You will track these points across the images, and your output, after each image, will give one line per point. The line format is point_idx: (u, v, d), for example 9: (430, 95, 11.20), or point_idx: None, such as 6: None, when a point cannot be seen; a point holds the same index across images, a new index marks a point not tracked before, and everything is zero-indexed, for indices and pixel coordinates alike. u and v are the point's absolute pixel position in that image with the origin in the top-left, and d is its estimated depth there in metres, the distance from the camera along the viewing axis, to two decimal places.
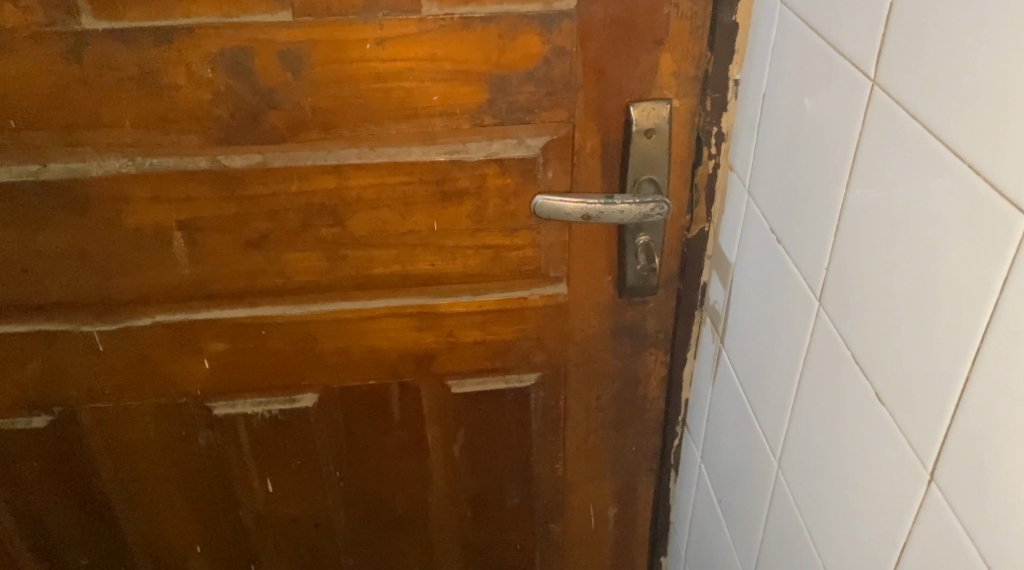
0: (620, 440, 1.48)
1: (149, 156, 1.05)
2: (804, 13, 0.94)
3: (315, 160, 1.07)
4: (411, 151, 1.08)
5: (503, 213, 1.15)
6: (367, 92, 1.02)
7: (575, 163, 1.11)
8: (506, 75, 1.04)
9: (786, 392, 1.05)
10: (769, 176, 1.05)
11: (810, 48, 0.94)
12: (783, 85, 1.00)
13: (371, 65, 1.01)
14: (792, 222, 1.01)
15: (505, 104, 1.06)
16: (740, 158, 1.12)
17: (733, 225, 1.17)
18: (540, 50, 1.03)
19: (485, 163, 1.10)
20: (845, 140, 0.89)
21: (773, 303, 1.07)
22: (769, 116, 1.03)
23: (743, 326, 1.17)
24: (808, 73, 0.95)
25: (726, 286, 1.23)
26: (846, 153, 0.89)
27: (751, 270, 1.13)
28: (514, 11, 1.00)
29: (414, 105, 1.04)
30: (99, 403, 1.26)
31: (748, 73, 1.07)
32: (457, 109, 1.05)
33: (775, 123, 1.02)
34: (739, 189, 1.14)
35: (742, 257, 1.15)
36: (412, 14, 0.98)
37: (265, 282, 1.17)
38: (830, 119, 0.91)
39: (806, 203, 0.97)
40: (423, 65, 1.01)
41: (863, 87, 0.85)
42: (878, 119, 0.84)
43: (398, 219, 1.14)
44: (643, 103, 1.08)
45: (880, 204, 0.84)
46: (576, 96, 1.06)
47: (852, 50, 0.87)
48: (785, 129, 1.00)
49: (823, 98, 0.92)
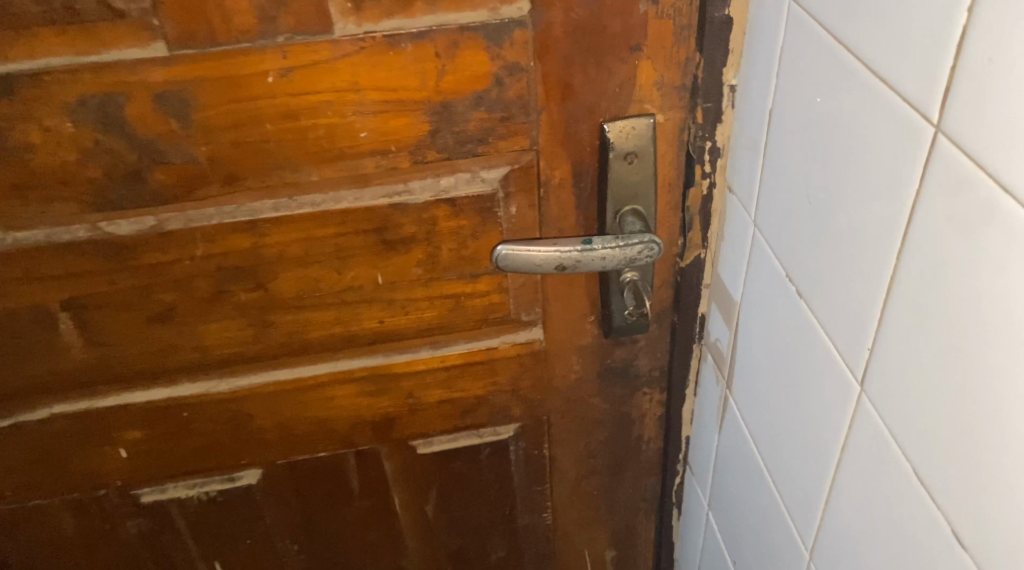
0: (613, 484, 1.31)
1: (13, 231, 0.84)
2: (826, 20, 0.72)
3: (221, 218, 0.86)
4: (339, 198, 0.88)
5: (460, 258, 0.96)
6: (276, 134, 0.81)
7: (542, 196, 0.93)
8: (449, 101, 0.83)
9: (818, 482, 0.86)
10: (783, 221, 0.84)
11: (837, 68, 0.72)
12: (799, 110, 0.78)
13: (278, 102, 0.80)
14: (814, 278, 0.80)
15: (451, 135, 0.86)
16: (741, 179, 0.92)
17: (735, 255, 0.98)
18: (489, 69, 0.82)
19: (433, 204, 0.91)
20: (892, 190, 0.68)
21: (793, 369, 0.87)
22: (781, 143, 0.82)
23: (756, 381, 0.98)
24: (835, 100, 0.73)
25: (731, 326, 1.03)
26: (895, 210, 0.68)
27: (761, 318, 0.93)
28: (452, 21, 0.80)
29: (337, 145, 0.84)
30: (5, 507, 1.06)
31: (751, 80, 0.86)
32: (392, 145, 0.85)
33: (789, 153, 0.81)
34: (743, 217, 0.93)
35: (749, 299, 0.96)
36: (322, 37, 0.77)
37: (180, 359, 0.97)
38: (867, 165, 0.70)
39: (835, 260, 0.76)
40: (344, 96, 0.81)
41: (924, 136, 0.64)
42: (950, 184, 0.63)
43: (334, 276, 0.93)
44: (619, 121, 0.88)
45: (958, 288, 0.64)
46: (538, 118, 0.87)
47: (894, 70, 0.66)
48: (802, 164, 0.79)
49: (856, 134, 0.71)
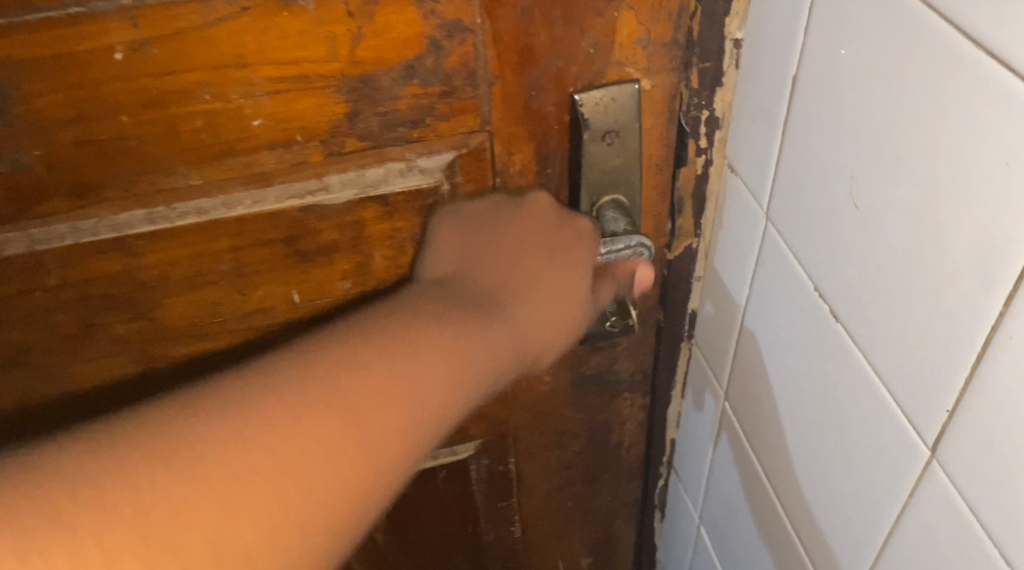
0: (589, 494, 1.13)
1: None
2: None
3: (75, 236, 0.65)
4: (234, 203, 0.67)
5: (399, 267, 0.75)
6: (137, 128, 0.60)
7: (497, 186, 0.73)
8: (371, 74, 0.63)
9: (858, 548, 0.69)
10: (810, 227, 0.66)
11: (922, 40, 0.53)
12: (849, 92, 0.59)
13: (135, 85, 0.58)
14: (865, 309, 0.62)
15: (376, 117, 0.65)
16: (749, 160, 0.72)
17: (736, 251, 0.78)
18: (422, 30, 0.62)
19: (360, 203, 0.70)
20: (1005, 211, 0.51)
21: (829, 410, 0.69)
22: (815, 129, 0.63)
23: (769, 407, 0.79)
24: (915, 82, 0.54)
25: (733, 331, 0.83)
26: (1011, 241, 0.51)
27: (778, 339, 0.74)
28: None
29: (223, 138, 0.63)
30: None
31: (765, 36, 0.66)
32: (296, 134, 0.64)
33: (829, 145, 0.62)
34: (753, 210, 0.73)
35: (761, 309, 0.76)
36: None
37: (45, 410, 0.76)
38: (969, 175, 0.52)
39: (902, 292, 0.58)
40: (227, 73, 0.60)
41: None
42: None
43: (238, 298, 0.73)
44: (595, 91, 0.69)
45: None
46: (490, 91, 0.67)
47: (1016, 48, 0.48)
48: (851, 161, 0.60)
49: (951, 131, 0.53)
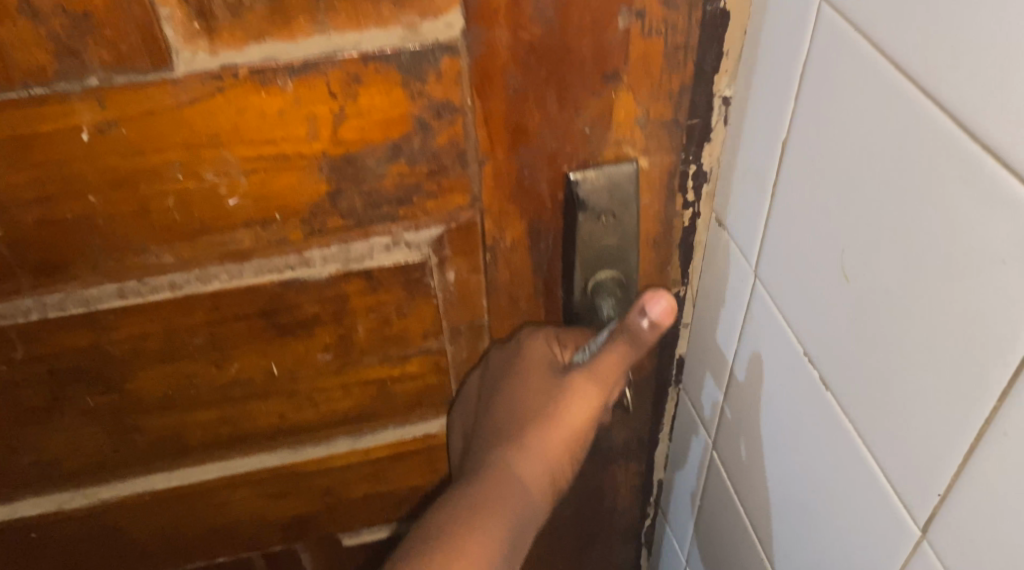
0: (581, 557, 1.09)
1: None
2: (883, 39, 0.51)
3: (42, 310, 0.62)
4: (209, 278, 0.64)
5: (383, 339, 0.72)
6: (106, 207, 0.57)
7: (487, 262, 0.70)
8: (353, 154, 0.60)
9: None
10: (796, 292, 0.62)
11: (908, 111, 0.50)
12: (836, 160, 0.56)
13: (103, 165, 0.55)
14: (855, 387, 0.58)
15: (359, 197, 0.62)
16: (737, 216, 0.68)
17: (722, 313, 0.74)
18: (409, 110, 0.59)
19: (343, 278, 0.67)
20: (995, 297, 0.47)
21: (819, 483, 0.64)
22: (804, 194, 0.59)
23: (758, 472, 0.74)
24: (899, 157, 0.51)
25: (720, 387, 0.78)
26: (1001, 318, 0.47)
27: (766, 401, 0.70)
28: (348, 45, 0.56)
29: (196, 217, 0.60)
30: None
31: (756, 89, 0.63)
32: (275, 213, 0.61)
33: (817, 212, 0.58)
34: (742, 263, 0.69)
35: (748, 367, 0.72)
36: (160, 77, 0.53)
37: (11, 480, 0.72)
38: (958, 259, 0.49)
39: (890, 373, 0.55)
40: (201, 153, 0.57)
41: None
42: None
43: (213, 370, 0.69)
44: (588, 171, 0.66)
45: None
46: (480, 169, 0.64)
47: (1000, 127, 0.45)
48: (839, 233, 0.57)
49: (940, 211, 0.49)
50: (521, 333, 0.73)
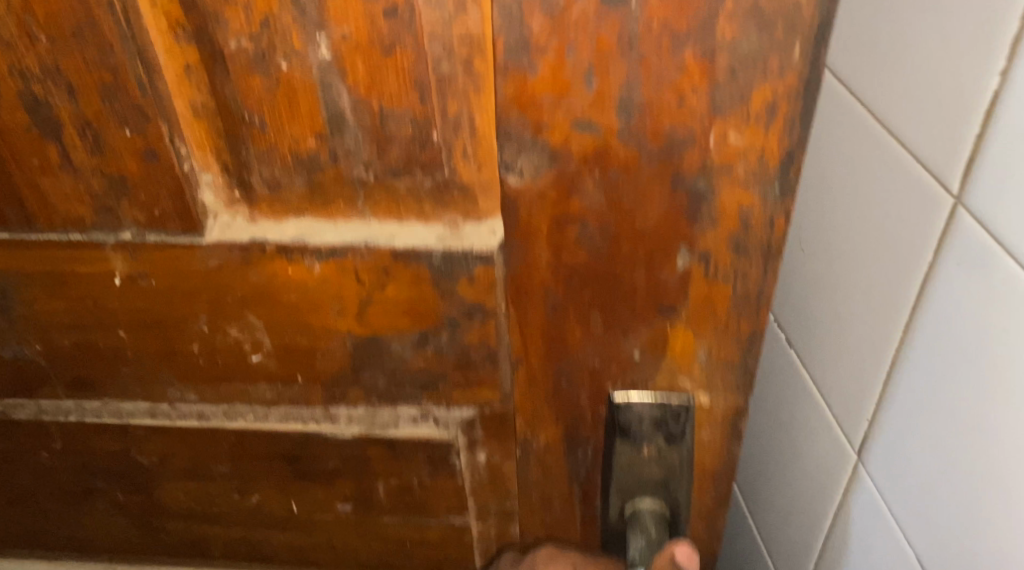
0: None
1: None
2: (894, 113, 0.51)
3: (80, 414, 0.65)
4: (236, 415, 0.64)
5: (405, 503, 0.69)
6: (134, 342, 0.59)
7: (520, 456, 0.66)
8: (378, 337, 0.58)
9: None
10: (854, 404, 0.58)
11: (893, 158, 0.52)
12: (820, 211, 0.59)
13: (133, 305, 0.57)
14: (852, 427, 0.59)
15: (383, 375, 0.60)
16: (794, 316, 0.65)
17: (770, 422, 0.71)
18: (438, 306, 0.57)
19: (367, 441, 0.65)
20: (980, 339, 0.47)
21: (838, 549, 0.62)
22: (837, 257, 0.58)
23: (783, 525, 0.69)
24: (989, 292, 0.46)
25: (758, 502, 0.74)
26: None
27: (789, 430, 0.68)
28: (383, 230, 0.55)
29: (219, 365, 0.60)
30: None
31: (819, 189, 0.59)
32: (297, 375, 0.60)
33: (829, 261, 0.59)
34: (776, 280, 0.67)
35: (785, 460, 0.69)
36: (189, 240, 0.54)
37: (50, 545, 0.76)
38: (935, 302, 0.50)
39: (865, 404, 0.57)
40: (226, 311, 0.57)
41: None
42: None
43: (235, 495, 0.70)
44: (632, 394, 0.61)
45: (993, 462, 0.47)
46: (513, 371, 0.60)
47: (987, 193, 0.46)
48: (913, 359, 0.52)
49: (911, 244, 0.51)
50: (538, 553, 0.69)
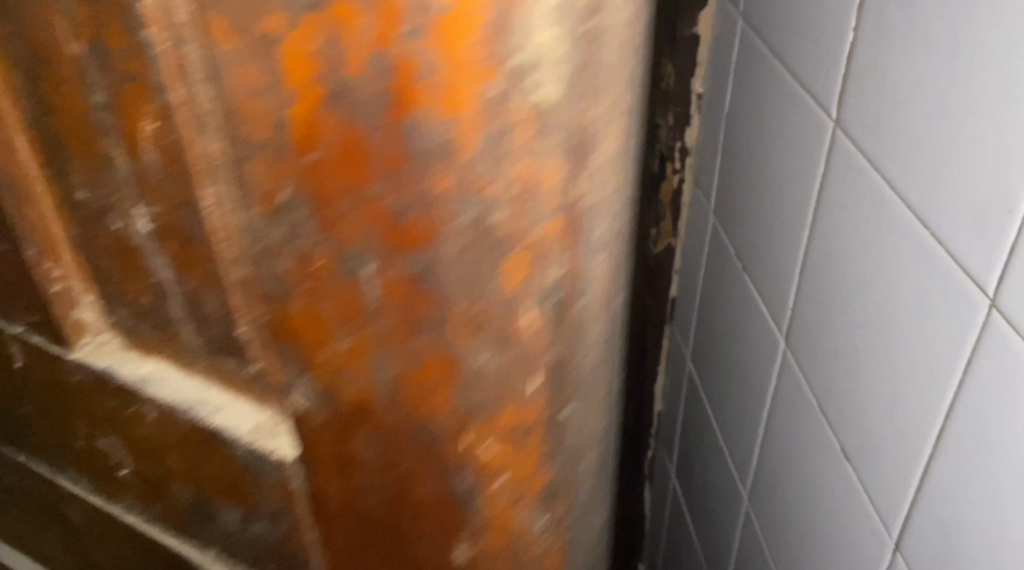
0: None
1: None
2: (769, 31, 0.56)
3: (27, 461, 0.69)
4: (128, 515, 0.65)
5: None
6: (40, 421, 0.63)
7: None
8: (209, 501, 0.57)
9: None
10: (763, 253, 0.60)
11: (770, 64, 0.57)
12: (778, 169, 0.57)
13: (35, 389, 0.61)
14: (801, 375, 0.57)
15: (221, 536, 0.59)
16: (739, 182, 0.62)
17: (732, 298, 0.65)
18: (253, 495, 0.54)
19: None
20: (796, 185, 0.55)
21: (755, 399, 0.63)
22: (743, 146, 0.61)
23: (739, 460, 0.67)
24: (795, 137, 0.55)
25: (715, 369, 0.69)
26: (829, 279, 0.53)
27: (744, 425, 0.65)
28: (216, 398, 0.53)
29: (102, 468, 0.62)
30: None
31: (728, 87, 0.61)
32: (155, 504, 0.61)
33: (766, 142, 0.58)
34: (735, 277, 0.64)
35: (737, 327, 0.65)
36: (60, 352, 0.56)
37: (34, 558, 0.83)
38: (860, 237, 0.50)
39: (800, 385, 0.57)
40: (97, 423, 0.59)
41: (850, 174, 0.50)
42: (835, 246, 0.52)
43: None
44: None
45: (827, 313, 0.53)
46: None
47: (835, 91, 0.50)
48: (787, 201, 0.57)
49: (831, 192, 0.52)
50: None
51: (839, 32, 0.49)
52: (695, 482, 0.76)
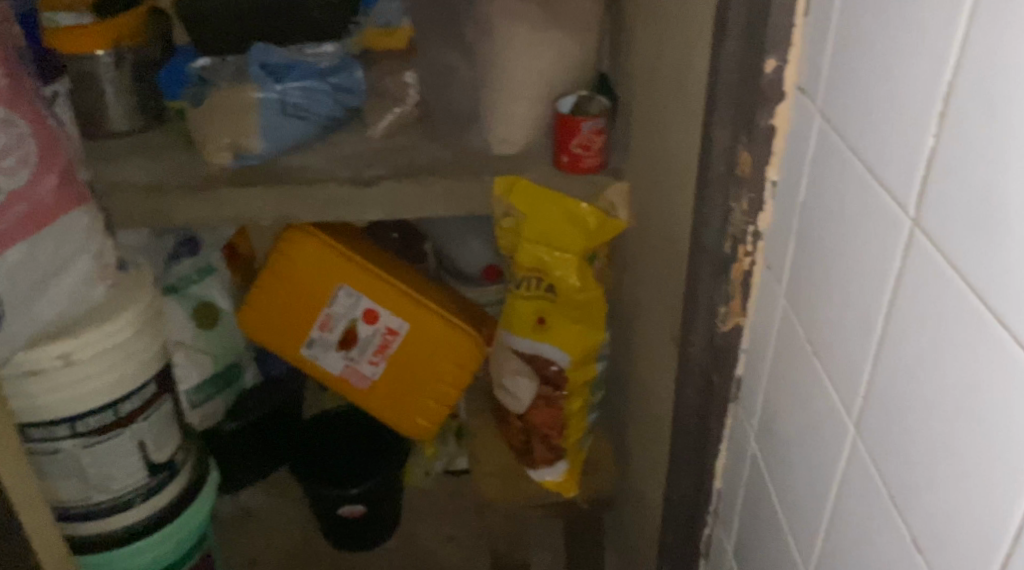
0: None
1: None
2: (840, 123, 0.57)
3: None
4: None
5: None
6: None
7: None
8: None
9: None
10: (827, 339, 0.60)
11: (837, 153, 0.58)
12: (840, 254, 0.58)
13: None
14: (872, 462, 0.57)
15: None
16: (804, 271, 0.63)
17: (797, 386, 0.65)
18: None
19: None
20: (868, 275, 0.55)
21: (823, 481, 0.63)
22: (811, 237, 0.62)
23: (809, 543, 0.66)
24: (867, 229, 0.55)
25: (781, 448, 0.69)
26: (905, 374, 0.52)
27: (809, 505, 0.65)
28: None
29: None
30: (69, 509, 1.04)
31: (800, 176, 0.63)
32: None
33: (831, 230, 0.59)
34: (805, 361, 0.64)
35: (801, 408, 0.65)
36: None
37: None
38: (935, 329, 0.50)
39: (869, 478, 0.57)
40: None
41: (927, 268, 0.50)
42: (912, 341, 0.52)
43: None
44: None
45: (903, 408, 0.53)
46: None
47: (912, 189, 0.51)
48: (851, 291, 0.57)
49: (907, 284, 0.52)
50: None
51: (921, 130, 0.50)
52: (754, 562, 0.77)
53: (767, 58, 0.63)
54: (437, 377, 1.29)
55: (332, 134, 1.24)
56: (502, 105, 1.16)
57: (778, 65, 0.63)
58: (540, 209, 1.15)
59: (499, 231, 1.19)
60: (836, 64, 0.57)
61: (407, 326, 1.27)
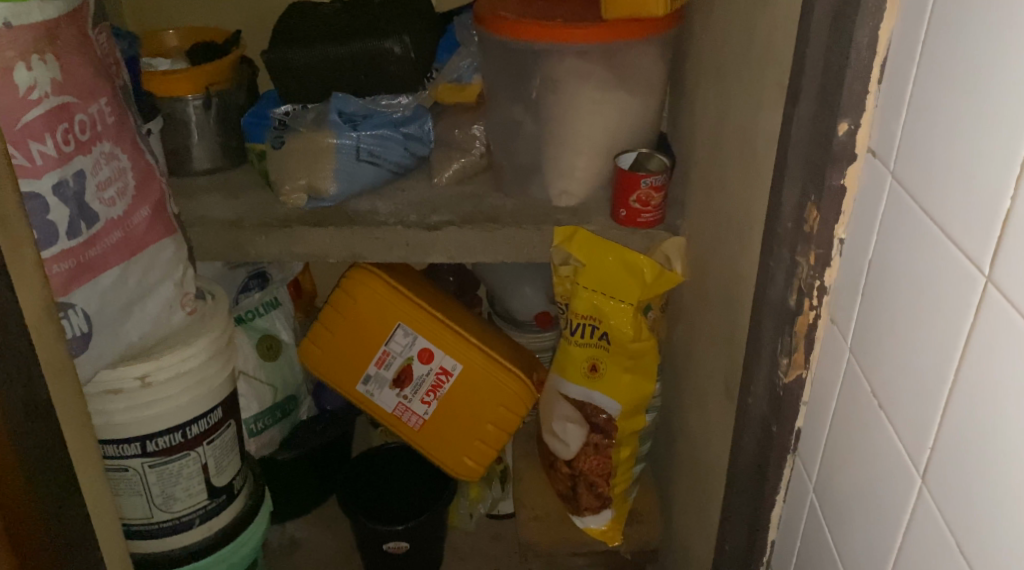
0: None
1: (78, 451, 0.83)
2: (913, 185, 0.60)
3: None
4: None
5: None
6: None
7: None
8: None
9: None
10: (894, 391, 0.63)
11: (909, 212, 0.61)
12: (909, 308, 0.61)
13: None
14: (940, 509, 0.59)
15: None
16: (872, 325, 0.66)
17: (860, 435, 0.68)
18: None
19: None
20: (938, 328, 0.58)
21: (886, 528, 0.65)
22: (880, 293, 0.65)
23: None
24: (937, 285, 0.58)
25: (842, 496, 0.71)
26: (977, 423, 0.55)
27: (871, 556, 0.67)
28: None
29: None
30: (132, 527, 1.08)
31: (870, 233, 0.66)
32: None
33: (900, 285, 0.62)
34: (870, 412, 0.66)
35: (865, 457, 0.67)
36: None
37: None
38: (1008, 381, 0.53)
39: (935, 525, 0.59)
40: None
41: (1003, 321, 0.53)
42: (984, 392, 0.55)
43: None
44: None
45: (976, 456, 0.55)
46: None
47: (987, 249, 0.54)
48: (920, 344, 0.60)
49: (980, 337, 0.55)
50: None
51: (997, 195, 0.53)
52: None
53: (840, 122, 0.66)
54: (487, 419, 1.32)
55: (400, 180, 1.30)
56: (565, 158, 1.20)
57: (850, 128, 0.66)
58: (599, 259, 1.18)
59: (557, 279, 1.22)
60: (910, 132, 0.61)
61: (460, 367, 1.30)
